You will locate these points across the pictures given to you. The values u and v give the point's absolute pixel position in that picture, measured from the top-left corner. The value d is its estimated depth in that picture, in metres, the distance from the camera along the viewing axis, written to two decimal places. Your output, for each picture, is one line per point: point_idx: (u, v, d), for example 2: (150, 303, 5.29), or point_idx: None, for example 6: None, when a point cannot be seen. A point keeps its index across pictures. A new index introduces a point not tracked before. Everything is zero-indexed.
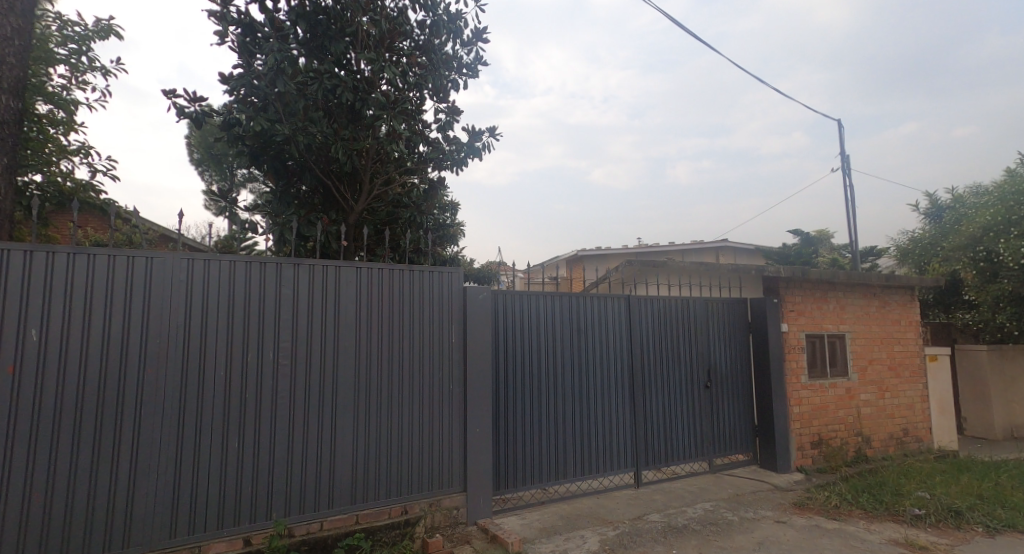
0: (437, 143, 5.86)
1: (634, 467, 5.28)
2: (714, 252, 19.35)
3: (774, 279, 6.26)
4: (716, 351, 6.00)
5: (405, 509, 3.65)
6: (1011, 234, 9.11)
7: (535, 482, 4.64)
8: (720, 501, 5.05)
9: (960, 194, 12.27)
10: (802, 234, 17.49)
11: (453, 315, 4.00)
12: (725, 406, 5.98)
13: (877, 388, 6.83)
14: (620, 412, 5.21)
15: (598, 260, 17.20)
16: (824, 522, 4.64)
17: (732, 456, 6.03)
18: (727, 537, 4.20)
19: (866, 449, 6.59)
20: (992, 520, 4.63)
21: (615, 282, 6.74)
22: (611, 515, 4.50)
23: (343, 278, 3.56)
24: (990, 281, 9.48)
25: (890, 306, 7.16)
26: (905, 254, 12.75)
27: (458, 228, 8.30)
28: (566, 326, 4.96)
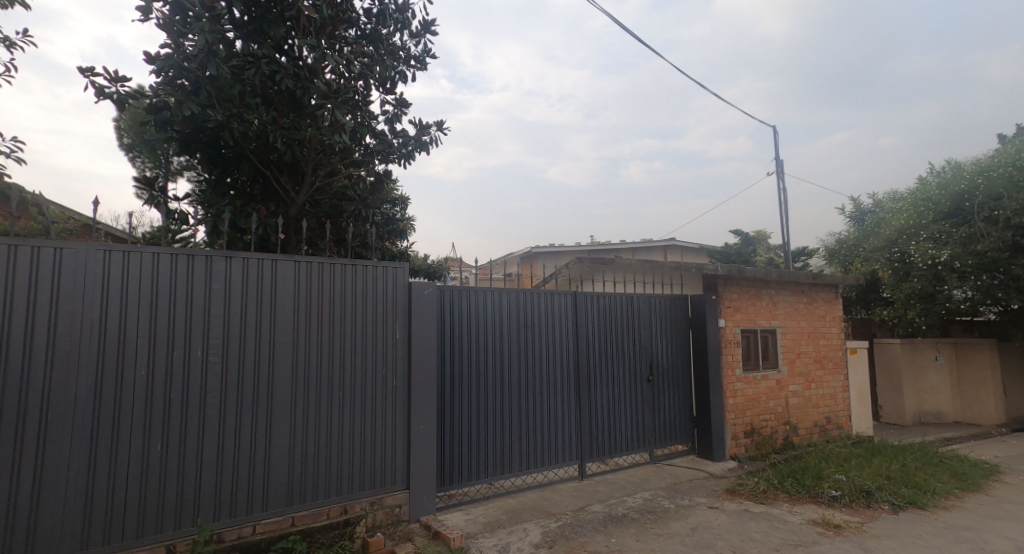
0: (384, 135, 5.73)
1: (578, 460, 5.39)
2: (663, 250, 20.09)
3: (713, 276, 6.55)
4: (658, 346, 6.22)
5: (345, 509, 3.57)
6: (920, 238, 10.01)
7: (480, 477, 4.66)
8: (658, 490, 5.25)
9: (880, 199, 13.29)
10: (742, 234, 18.40)
11: (398, 310, 3.94)
12: (665, 398, 6.21)
13: (804, 380, 7.30)
14: (566, 406, 5.31)
15: (552, 257, 17.42)
16: (752, 506, 4.92)
17: (672, 446, 6.29)
18: (663, 524, 4.38)
19: (793, 436, 7.04)
20: (897, 498, 5.08)
21: (565, 279, 6.84)
22: (554, 507, 4.59)
23: (280, 272, 3.43)
24: (903, 281, 10.26)
25: (817, 302, 7.66)
26: (833, 254, 13.68)
27: (409, 222, 8.18)
28: (513, 323, 5.00)
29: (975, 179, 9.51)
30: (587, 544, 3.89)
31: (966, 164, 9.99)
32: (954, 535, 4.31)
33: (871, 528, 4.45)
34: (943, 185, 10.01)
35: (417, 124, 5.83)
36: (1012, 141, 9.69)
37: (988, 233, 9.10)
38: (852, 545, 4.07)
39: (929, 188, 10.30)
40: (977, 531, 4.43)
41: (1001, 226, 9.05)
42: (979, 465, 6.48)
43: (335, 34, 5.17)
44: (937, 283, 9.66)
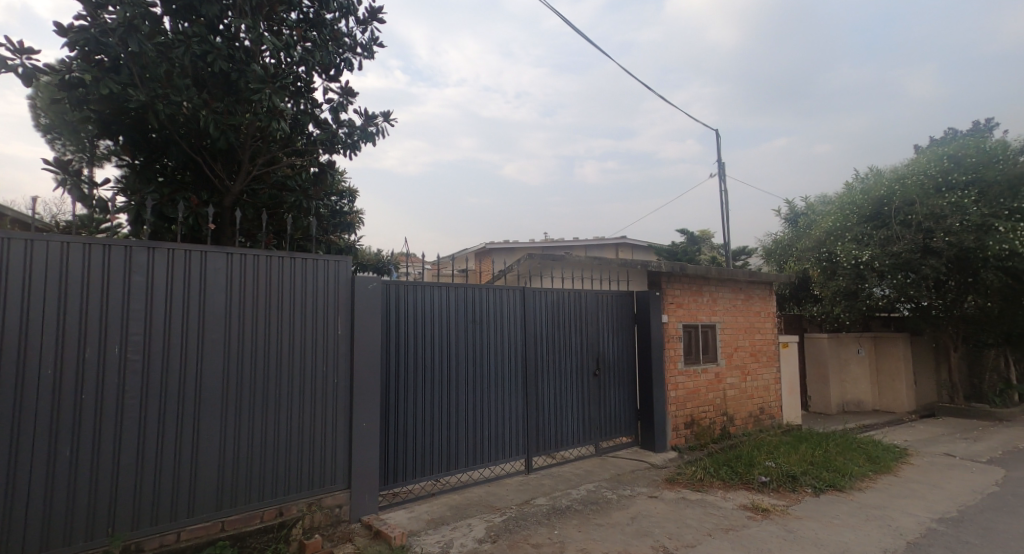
0: (329, 125, 5.53)
1: (525, 454, 5.44)
2: (614, 248, 20.59)
3: (657, 274, 6.76)
4: (605, 341, 6.36)
5: (281, 511, 3.44)
6: (845, 239, 10.73)
7: (425, 474, 4.60)
8: (602, 481, 5.39)
9: (812, 202, 14.17)
10: (688, 233, 19.14)
11: (340, 305, 3.82)
12: (611, 393, 6.36)
13: (740, 372, 7.68)
14: (514, 401, 5.34)
15: (506, 253, 17.45)
16: (689, 494, 5.14)
17: (616, 439, 6.45)
18: (604, 514, 4.49)
19: (730, 426, 7.40)
20: (819, 482, 5.45)
21: (516, 275, 6.85)
22: (499, 502, 4.61)
23: (210, 264, 3.24)
24: (830, 279, 10.95)
25: (753, 299, 8.07)
26: (769, 253, 14.45)
27: (357, 215, 7.95)
28: (461, 317, 4.97)
29: (893, 186, 10.29)
30: (530, 537, 3.93)
31: (886, 172, 10.81)
32: (867, 514, 4.67)
33: (795, 510, 4.75)
34: (866, 191, 10.76)
35: (364, 113, 5.66)
36: (924, 152, 10.57)
37: (903, 235, 9.90)
38: (778, 527, 4.32)
39: (854, 193, 11.06)
40: (887, 510, 4.82)
41: (915, 230, 9.83)
42: (891, 449, 7.05)
43: (273, 15, 4.95)
44: (860, 281, 10.37)
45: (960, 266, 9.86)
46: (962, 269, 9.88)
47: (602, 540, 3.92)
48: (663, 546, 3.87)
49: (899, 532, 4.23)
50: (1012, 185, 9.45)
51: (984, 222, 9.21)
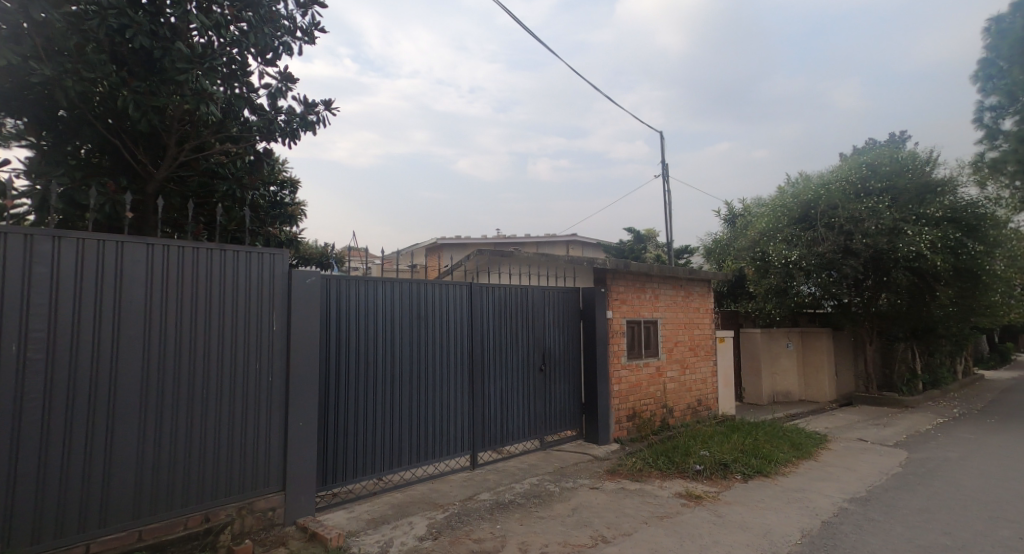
0: (266, 111, 5.27)
1: (470, 450, 5.42)
2: (565, 245, 20.88)
3: (603, 271, 6.91)
4: (551, 336, 6.44)
5: (207, 517, 3.26)
6: (776, 239, 11.35)
7: (367, 473, 4.49)
8: (545, 474, 5.46)
9: (748, 204, 14.94)
10: (635, 231, 19.70)
11: (275, 300, 3.66)
12: (556, 388, 6.46)
13: (679, 366, 7.99)
14: (459, 397, 5.31)
15: (457, 248, 17.31)
16: (628, 484, 5.30)
17: (561, 432, 6.56)
18: (546, 507, 4.56)
19: (669, 418, 7.69)
20: (748, 469, 5.77)
21: (465, 271, 6.81)
22: (442, 498, 4.58)
23: (128, 254, 3.02)
24: (763, 277, 11.57)
25: (692, 296, 8.41)
26: (709, 252, 15.11)
27: (299, 207, 7.63)
28: (406, 313, 4.89)
29: (819, 191, 11.01)
30: (471, 532, 3.93)
31: (813, 178, 11.55)
32: (789, 497, 5.00)
33: (725, 496, 5.01)
34: (796, 194, 11.44)
35: (304, 100, 5.43)
36: (846, 160, 11.38)
37: (828, 236, 10.64)
38: (709, 512, 4.53)
39: (784, 196, 11.74)
40: (808, 492, 5.17)
41: (837, 232, 10.58)
42: (813, 436, 7.58)
43: None
44: (789, 279, 11.02)
45: (876, 266, 10.69)
46: (877, 269, 10.73)
47: (543, 532, 3.98)
48: (602, 535, 3.97)
49: (815, 512, 4.55)
50: (920, 192, 10.35)
51: (896, 226, 10.03)
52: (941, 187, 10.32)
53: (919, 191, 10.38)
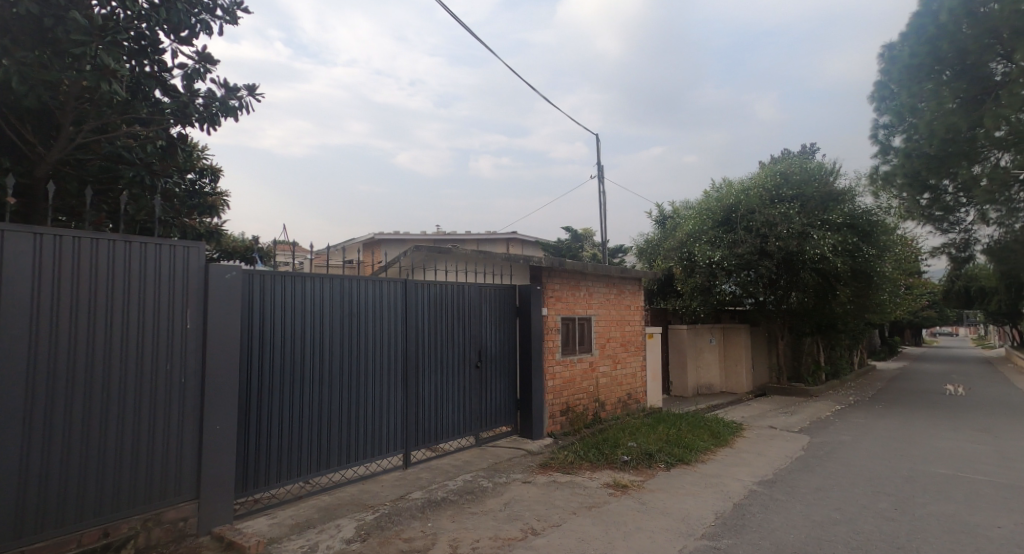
0: (181, 93, 4.89)
1: (403, 449, 5.34)
2: (505, 243, 20.98)
3: (539, 269, 7.02)
4: (487, 333, 6.47)
5: (106, 532, 3.01)
6: (701, 240, 12.01)
7: (294, 477, 4.30)
8: (479, 470, 5.48)
9: (677, 207, 15.71)
10: (572, 231, 20.15)
11: (189, 296, 3.42)
12: (492, 384, 6.48)
13: (611, 361, 8.27)
14: (393, 395, 5.22)
15: (395, 244, 16.93)
16: (559, 477, 5.43)
17: (497, 429, 6.60)
18: (478, 502, 4.58)
19: (601, 411, 7.95)
20: (671, 458, 6.09)
21: (403, 268, 6.67)
22: (372, 499, 4.48)
23: (11, 245, 2.71)
24: (689, 276, 12.20)
25: (624, 294, 8.73)
26: (642, 252, 15.74)
27: (220, 196, 7.14)
28: (338, 310, 4.73)
29: (739, 196, 11.77)
30: (402, 532, 3.88)
31: (734, 184, 12.33)
32: (706, 482, 5.33)
33: (649, 485, 5.25)
34: (719, 199, 12.15)
35: (224, 83, 5.09)
36: (763, 168, 12.24)
37: (746, 239, 11.41)
38: (634, 500, 4.73)
39: (709, 200, 12.43)
40: (723, 477, 5.54)
41: (754, 235, 11.36)
42: (730, 425, 8.11)
43: None
44: (712, 278, 11.70)
45: (787, 266, 11.58)
46: (788, 270, 11.63)
47: (474, 528, 3.99)
48: (531, 528, 4.04)
49: (729, 495, 4.88)
50: (825, 200, 11.33)
51: (804, 231, 10.93)
52: (842, 195, 11.33)
53: (825, 199, 11.35)
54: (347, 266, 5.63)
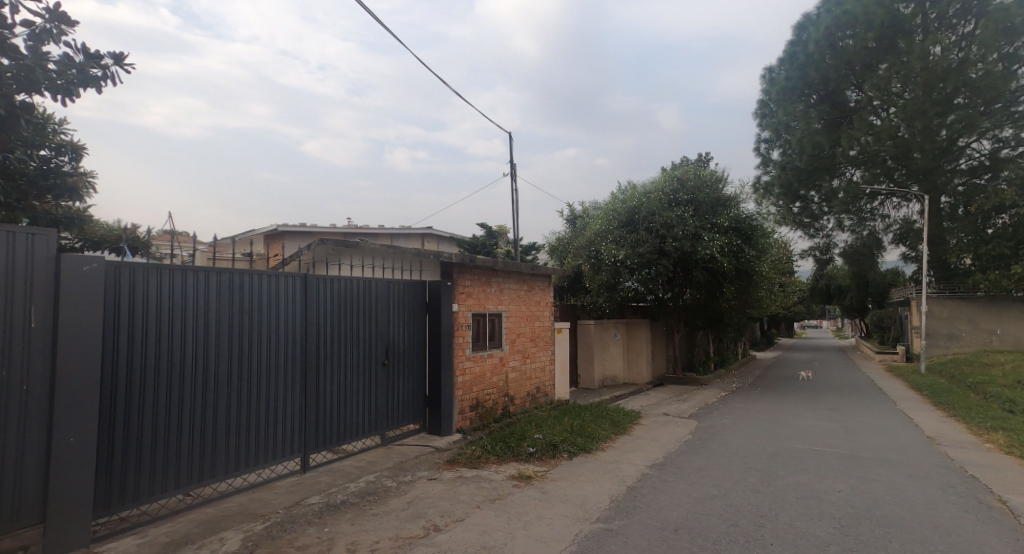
0: (25, 57, 4.20)
1: (302, 452, 5.04)
2: (420, 238, 20.64)
3: (450, 265, 6.97)
4: (395, 330, 6.30)
5: None
6: (607, 239, 12.60)
7: (171, 491, 3.84)
8: (384, 470, 5.34)
9: (586, 207, 16.35)
10: (487, 227, 20.25)
11: (35, 291, 2.98)
12: (400, 381, 6.34)
13: (521, 356, 8.43)
14: (290, 396, 4.90)
15: (301, 238, 15.92)
16: (465, 472, 5.44)
17: (404, 427, 6.47)
18: (380, 503, 4.45)
19: (510, 406, 8.07)
20: (573, 447, 6.34)
21: (305, 262, 6.24)
22: (263, 507, 4.19)
23: None
24: (596, 273, 12.81)
25: (534, 290, 8.92)
26: (554, 249, 16.23)
27: (83, 177, 6.28)
28: (226, 307, 4.32)
29: (641, 199, 12.50)
30: (296, 539, 3.67)
31: (637, 188, 13.09)
32: (605, 469, 5.62)
33: (552, 474, 5.43)
34: (623, 201, 12.82)
35: (83, 48, 4.46)
36: (663, 173, 13.09)
37: (646, 239, 12.16)
38: (536, 490, 4.87)
39: (615, 201, 13.05)
40: (621, 463, 5.87)
41: (654, 236, 12.14)
42: (629, 413, 8.61)
43: None
44: (617, 276, 12.37)
45: (683, 265, 12.50)
46: (683, 269, 12.58)
47: (374, 529, 3.88)
48: (434, 524, 4.00)
49: (624, 479, 5.18)
50: (714, 205, 12.37)
51: (696, 232, 11.89)
52: (729, 201, 12.43)
53: (714, 204, 12.39)
54: (243, 260, 5.22)
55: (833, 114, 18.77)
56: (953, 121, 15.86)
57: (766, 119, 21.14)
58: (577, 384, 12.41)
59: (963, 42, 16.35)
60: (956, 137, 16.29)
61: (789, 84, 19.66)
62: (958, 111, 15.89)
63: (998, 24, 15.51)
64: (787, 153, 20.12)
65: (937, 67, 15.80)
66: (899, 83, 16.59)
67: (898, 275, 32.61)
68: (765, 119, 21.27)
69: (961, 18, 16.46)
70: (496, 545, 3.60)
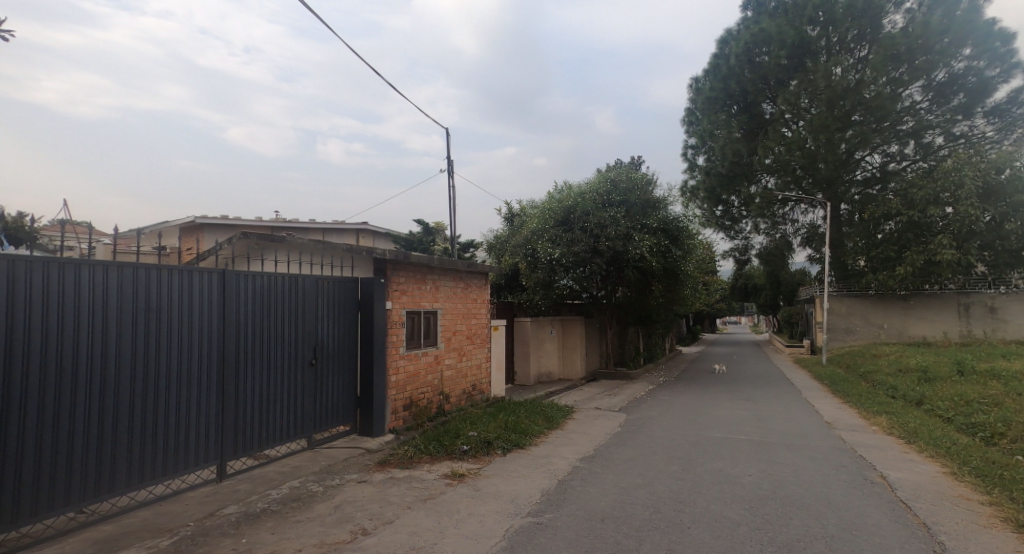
0: None
1: (218, 459, 4.73)
2: (355, 234, 19.98)
3: (383, 261, 6.80)
4: (324, 328, 6.06)
5: None
6: (543, 238, 12.76)
7: (60, 509, 3.44)
8: (310, 475, 5.14)
9: (523, 205, 16.50)
10: (425, 224, 19.98)
11: None
12: (328, 382, 6.11)
13: (456, 353, 8.38)
14: (205, 401, 4.57)
15: (223, 231, 14.96)
16: (397, 473, 5.34)
17: (334, 428, 6.26)
18: (305, 509, 4.27)
19: (444, 404, 8.01)
20: (507, 444, 6.40)
21: (225, 257, 5.82)
22: (171, 521, 3.89)
23: None
24: (532, 272, 12.93)
25: (471, 288, 8.90)
26: (491, 247, 16.26)
27: None
28: (128, 305, 3.93)
29: (576, 199, 12.79)
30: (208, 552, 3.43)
31: (573, 188, 13.38)
32: (537, 463, 5.72)
33: (485, 471, 5.45)
34: (559, 200, 13.05)
35: None
36: (598, 175, 13.47)
37: (580, 238, 12.46)
38: (468, 488, 4.88)
39: (551, 201, 13.24)
40: (552, 457, 6.00)
41: (588, 235, 12.47)
42: (563, 409, 8.81)
43: None
44: (552, 274, 12.57)
45: (616, 264, 12.92)
46: (616, 268, 13.03)
47: (296, 537, 3.71)
48: (361, 528, 3.90)
49: (555, 473, 5.28)
50: (645, 207, 12.89)
51: (627, 232, 12.39)
52: (659, 204, 12.99)
53: (645, 206, 12.91)
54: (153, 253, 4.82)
55: (751, 124, 20.15)
56: (850, 135, 17.65)
57: (693, 127, 22.31)
58: (513, 380, 12.53)
59: (859, 65, 18.05)
60: (854, 150, 17.98)
61: (713, 94, 20.83)
62: (855, 127, 17.55)
63: (887, 51, 17.25)
64: (711, 159, 21.34)
65: (838, 86, 17.37)
66: (807, 99, 18.11)
67: (805, 275, 35.46)
68: (692, 126, 22.45)
69: (858, 42, 18.15)
70: (425, 546, 3.56)
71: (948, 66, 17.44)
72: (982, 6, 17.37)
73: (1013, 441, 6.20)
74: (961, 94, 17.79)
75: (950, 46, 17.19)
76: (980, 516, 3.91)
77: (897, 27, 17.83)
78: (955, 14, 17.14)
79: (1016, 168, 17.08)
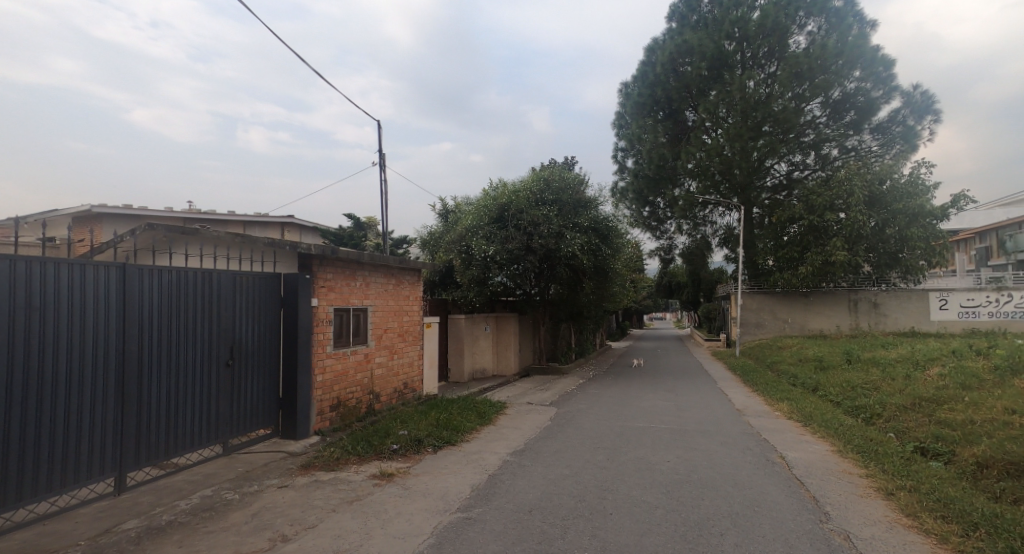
0: None
1: (118, 471, 4.34)
2: (279, 228, 18.95)
3: (309, 256, 6.52)
4: (242, 327, 5.72)
5: None
6: (477, 235, 12.73)
7: None
8: (225, 482, 4.85)
9: (458, 202, 16.40)
10: (355, 218, 19.35)
11: None
12: (246, 383, 5.77)
13: (387, 351, 8.20)
14: (102, 407, 4.17)
15: (128, 221, 13.72)
16: (322, 475, 5.16)
17: (252, 432, 5.94)
18: (219, 518, 4.03)
19: (374, 403, 7.81)
20: (437, 441, 6.37)
21: (126, 249, 5.29)
22: (59, 541, 3.53)
23: None
24: (466, 268, 12.88)
25: (403, 285, 8.74)
26: (426, 243, 16.04)
27: None
28: (8, 301, 3.50)
29: (510, 197, 12.88)
30: None
31: (507, 186, 13.46)
32: (467, 460, 5.74)
33: (414, 470, 5.39)
34: (493, 198, 13.08)
35: None
36: (531, 173, 13.63)
37: (514, 236, 12.56)
38: (397, 487, 4.81)
39: (486, 198, 13.23)
40: (483, 453, 6.04)
41: (521, 233, 12.60)
42: (495, 404, 8.88)
43: None
44: (486, 271, 12.59)
45: (548, 261, 13.17)
46: (548, 265, 13.28)
47: (208, 548, 3.49)
48: (281, 534, 3.73)
49: (485, 469, 5.32)
50: (576, 206, 13.23)
51: (559, 231, 12.66)
52: (589, 203, 13.37)
53: (576, 205, 13.24)
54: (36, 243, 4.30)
55: (675, 130, 21.25)
56: (761, 144, 19.01)
57: (622, 130, 23.18)
58: (446, 377, 12.46)
59: (769, 79, 19.48)
60: (764, 158, 19.39)
61: (640, 100, 21.72)
62: (765, 137, 18.96)
63: (792, 68, 18.72)
64: (639, 162, 22.27)
65: (751, 98, 18.74)
66: (724, 108, 19.41)
67: (722, 274, 37.94)
68: (621, 130, 23.32)
69: (767, 59, 19.60)
70: (349, 548, 3.48)
71: (841, 86, 19.28)
72: (868, 33, 19.40)
73: (888, 420, 7.02)
74: (852, 111, 19.74)
75: (843, 68, 19.03)
76: (858, 487, 4.40)
77: (800, 47, 19.48)
78: (847, 39, 19.02)
79: (895, 179, 19.22)
